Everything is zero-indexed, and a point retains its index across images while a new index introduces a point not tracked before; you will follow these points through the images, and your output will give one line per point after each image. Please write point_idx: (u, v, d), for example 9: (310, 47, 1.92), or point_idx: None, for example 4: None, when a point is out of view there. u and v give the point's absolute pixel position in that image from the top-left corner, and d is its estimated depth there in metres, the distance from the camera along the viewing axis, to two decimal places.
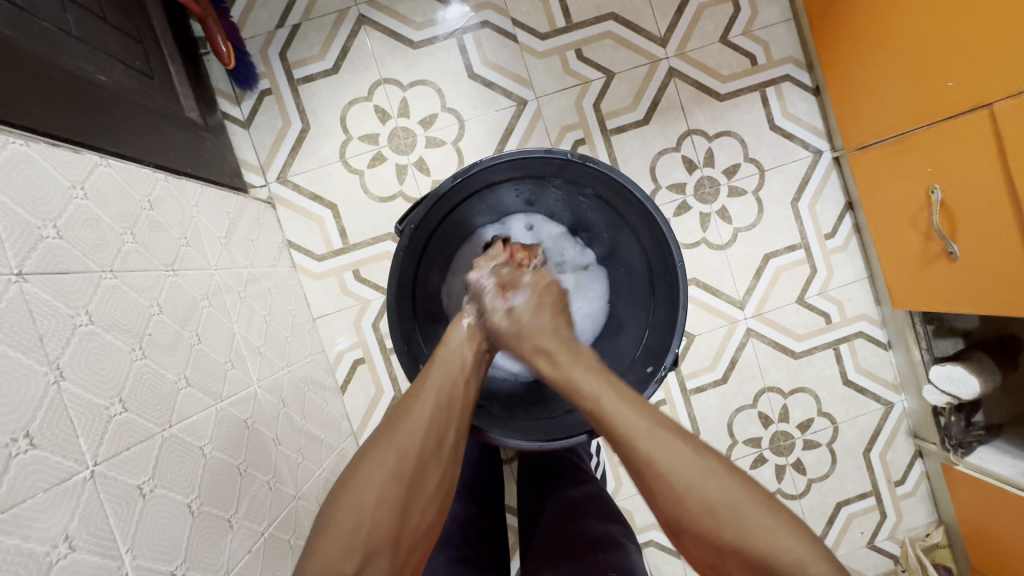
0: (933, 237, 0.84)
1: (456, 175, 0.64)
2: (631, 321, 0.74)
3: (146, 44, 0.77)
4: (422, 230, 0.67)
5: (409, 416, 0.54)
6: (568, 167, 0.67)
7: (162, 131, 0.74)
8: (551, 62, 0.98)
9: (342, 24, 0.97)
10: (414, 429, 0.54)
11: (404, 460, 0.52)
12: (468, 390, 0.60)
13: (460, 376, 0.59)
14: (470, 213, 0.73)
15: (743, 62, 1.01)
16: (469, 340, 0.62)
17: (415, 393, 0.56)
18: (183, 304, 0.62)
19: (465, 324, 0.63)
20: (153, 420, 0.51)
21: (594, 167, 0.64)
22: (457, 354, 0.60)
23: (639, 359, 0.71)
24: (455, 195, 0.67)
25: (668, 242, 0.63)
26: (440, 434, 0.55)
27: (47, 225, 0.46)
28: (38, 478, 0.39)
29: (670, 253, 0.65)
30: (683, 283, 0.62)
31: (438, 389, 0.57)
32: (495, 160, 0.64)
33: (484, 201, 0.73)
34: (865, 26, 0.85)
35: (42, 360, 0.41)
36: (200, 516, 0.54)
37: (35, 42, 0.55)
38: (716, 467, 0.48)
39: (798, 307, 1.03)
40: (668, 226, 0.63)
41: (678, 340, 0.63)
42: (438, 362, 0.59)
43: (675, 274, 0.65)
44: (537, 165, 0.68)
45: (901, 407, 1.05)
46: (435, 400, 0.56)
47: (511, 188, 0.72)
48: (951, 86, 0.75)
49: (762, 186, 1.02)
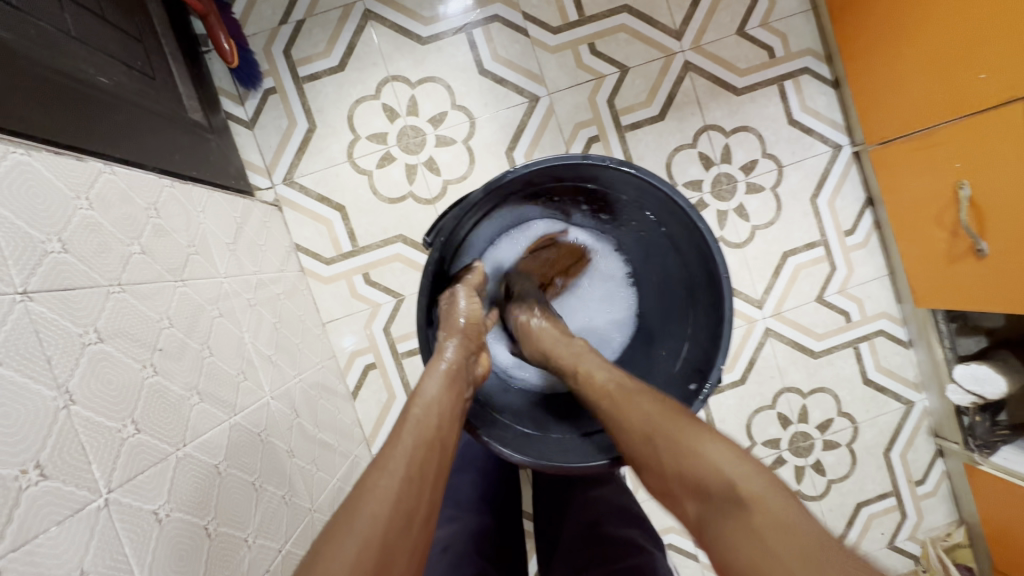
0: (960, 234, 0.82)
1: (487, 185, 0.59)
2: (666, 333, 0.72)
3: (147, 43, 0.75)
4: (451, 239, 0.63)
5: (370, 493, 0.42)
6: (605, 172, 0.63)
7: (165, 134, 0.71)
8: (563, 56, 0.96)
9: (348, 19, 0.94)
10: (377, 510, 0.41)
11: (366, 552, 0.39)
12: (444, 449, 0.50)
13: (435, 437, 0.49)
14: (496, 220, 0.70)
15: (761, 54, 0.98)
16: (445, 389, 0.54)
17: (380, 461, 0.45)
18: (192, 315, 0.60)
19: (443, 367, 0.56)
20: (166, 439, 0.49)
21: (633, 172, 0.61)
22: (434, 409, 0.52)
23: (679, 373, 0.68)
24: (487, 202, 0.64)
25: (712, 253, 0.60)
26: (410, 511, 0.43)
27: (51, 239, 0.44)
28: (51, 511, 0.36)
29: (714, 262, 0.61)
30: (728, 296, 0.60)
31: (407, 455, 0.46)
32: (529, 167, 0.60)
33: (514, 206, 0.69)
34: (889, 15, 0.82)
35: (50, 385, 0.39)
36: (217, 538, 0.52)
37: (33, 44, 0.52)
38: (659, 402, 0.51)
39: (817, 306, 1.01)
40: (713, 237, 0.59)
41: (724, 357, 0.61)
42: (410, 421, 0.50)
43: (719, 287, 0.62)
44: (572, 170, 0.64)
45: (921, 406, 1.04)
46: (405, 471, 0.45)
47: (543, 193, 0.69)
48: (983, 78, 0.72)
49: (781, 182, 0.99)
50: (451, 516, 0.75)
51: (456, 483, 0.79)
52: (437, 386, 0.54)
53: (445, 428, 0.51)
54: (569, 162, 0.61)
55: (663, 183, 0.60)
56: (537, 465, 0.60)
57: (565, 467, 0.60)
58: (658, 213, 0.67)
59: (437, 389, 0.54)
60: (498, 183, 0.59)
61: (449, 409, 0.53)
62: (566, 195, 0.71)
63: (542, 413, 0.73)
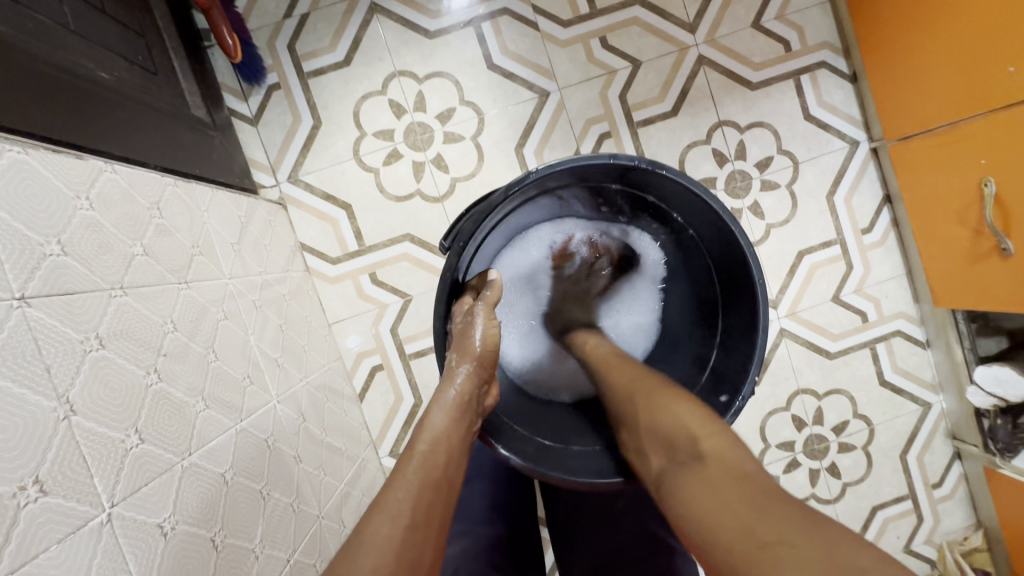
0: (983, 233, 0.80)
1: (509, 186, 0.57)
2: (693, 339, 0.70)
3: (149, 38, 0.73)
4: (471, 244, 0.61)
5: (372, 537, 0.42)
6: (633, 172, 0.60)
7: (168, 132, 0.70)
8: (574, 50, 0.93)
9: (353, 13, 0.91)
10: (379, 560, 0.41)
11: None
12: (446, 495, 0.50)
13: (438, 478, 0.49)
14: (516, 222, 0.67)
15: (776, 48, 0.95)
16: (450, 425, 0.54)
17: (380, 506, 0.45)
18: (197, 318, 0.58)
19: (450, 400, 0.55)
20: (171, 448, 0.47)
21: (666, 174, 0.57)
22: (438, 450, 0.51)
23: (706, 383, 0.66)
24: (509, 205, 0.61)
25: (747, 258, 0.57)
26: (413, 561, 0.43)
27: (49, 241, 0.42)
28: (51, 529, 0.35)
29: (746, 267, 0.59)
30: (763, 304, 0.57)
31: (409, 498, 0.46)
32: (554, 168, 0.56)
33: (536, 206, 0.67)
34: (911, 7, 0.80)
35: (50, 395, 0.37)
36: (225, 550, 0.50)
37: (30, 37, 0.50)
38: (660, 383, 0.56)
39: (833, 306, 0.99)
40: (748, 242, 0.56)
41: (757, 369, 0.59)
42: (416, 458, 0.50)
43: (752, 295, 0.59)
44: (599, 171, 0.61)
45: (939, 408, 1.01)
46: (407, 515, 0.45)
47: (566, 193, 0.66)
48: (1011, 71, 0.70)
49: (796, 179, 0.97)
50: (462, 529, 0.74)
51: (467, 489, 0.78)
52: (444, 421, 0.54)
53: (449, 466, 0.51)
54: (597, 163, 0.57)
55: (695, 184, 0.56)
56: (556, 479, 0.57)
57: (584, 481, 0.58)
58: (689, 217, 0.64)
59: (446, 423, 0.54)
60: (521, 185, 0.57)
61: (454, 444, 0.53)
62: (589, 195, 0.68)
63: (564, 424, 0.69)
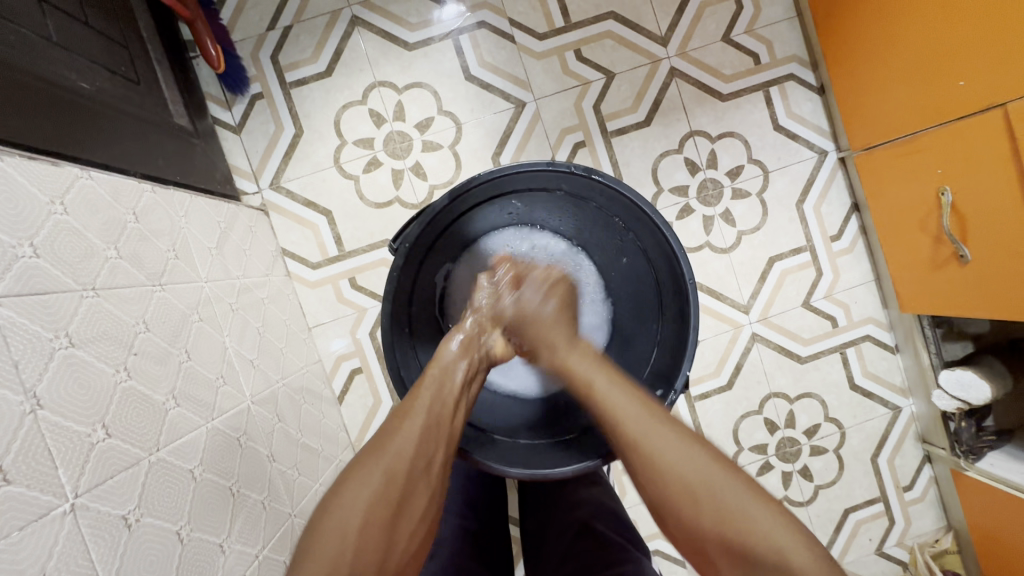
0: (943, 240, 0.82)
1: (452, 192, 0.62)
2: (639, 340, 0.72)
3: (132, 50, 0.75)
4: (419, 247, 0.65)
5: (396, 435, 0.51)
6: (570, 180, 0.65)
7: (151, 140, 0.72)
8: (549, 62, 0.96)
9: (335, 25, 0.94)
10: (403, 449, 0.50)
11: (390, 484, 0.48)
12: (457, 412, 0.58)
13: (450, 395, 0.57)
14: (469, 232, 0.71)
15: (746, 61, 0.98)
16: (461, 358, 0.61)
17: (403, 411, 0.54)
18: (172, 320, 0.60)
19: (453, 345, 0.62)
20: (138, 444, 0.49)
21: (600, 179, 0.63)
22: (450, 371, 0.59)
23: (646, 380, 0.68)
24: (454, 210, 0.65)
25: (676, 255, 0.61)
26: (428, 455, 0.52)
27: (22, 244, 0.44)
28: (13, 516, 0.36)
29: (679, 270, 0.62)
30: (693, 301, 0.60)
31: (427, 408, 0.54)
32: (493, 173, 0.62)
33: (482, 217, 0.70)
34: (873, 20, 0.82)
35: (17, 390, 0.39)
36: (191, 543, 0.51)
37: (12, 49, 0.53)
38: (700, 448, 0.49)
39: (803, 311, 1.01)
40: (676, 240, 0.61)
41: (689, 364, 0.61)
42: (428, 379, 0.57)
43: (684, 294, 0.62)
44: (537, 180, 0.66)
45: (908, 411, 1.03)
46: (426, 420, 0.53)
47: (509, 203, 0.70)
48: (962, 85, 0.72)
49: (766, 187, 1.00)
50: None
51: None
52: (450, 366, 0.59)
53: (458, 391, 0.58)
54: (534, 169, 0.64)
55: (626, 188, 0.61)
56: (541, 475, 0.61)
57: (523, 471, 0.62)
58: (624, 221, 0.67)
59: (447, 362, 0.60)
60: (463, 188, 0.62)
61: (463, 377, 0.59)
62: (539, 206, 0.72)
63: (521, 421, 0.73)
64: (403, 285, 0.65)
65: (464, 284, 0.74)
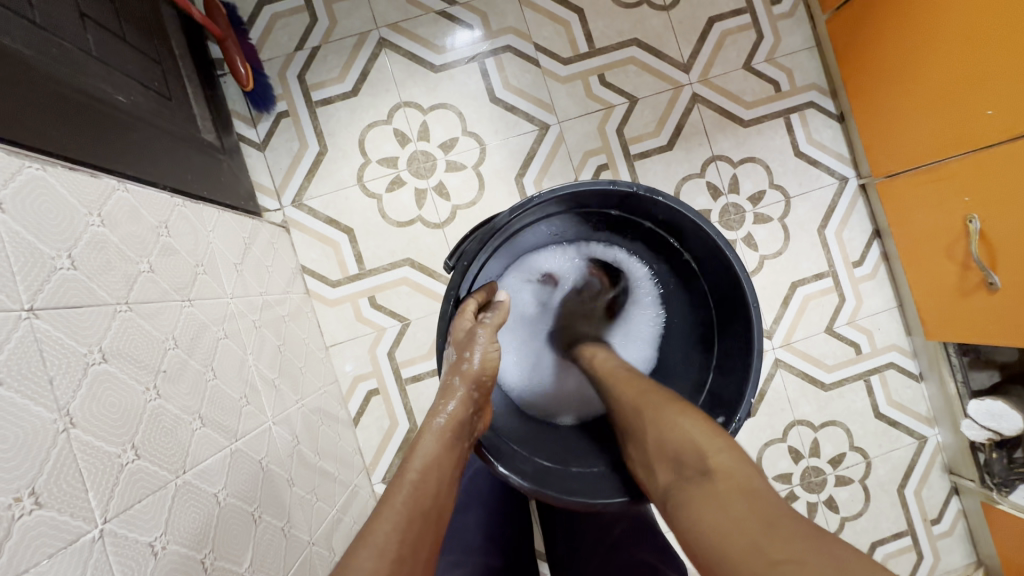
0: (971, 268, 0.82)
1: (514, 208, 0.58)
2: (694, 364, 0.71)
3: (165, 66, 0.75)
4: (477, 261, 0.62)
5: (356, 573, 0.41)
6: (633, 199, 0.63)
7: (180, 154, 0.71)
8: (573, 86, 0.97)
9: (363, 47, 0.95)
10: None
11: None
12: (433, 535, 0.48)
13: (426, 513, 0.48)
14: (521, 243, 0.69)
15: (767, 88, 1.00)
16: (441, 453, 0.53)
17: (367, 538, 0.44)
18: (198, 336, 0.58)
19: (434, 433, 0.54)
20: (165, 467, 0.47)
21: (664, 201, 0.60)
22: (430, 475, 0.51)
23: (703, 406, 0.67)
24: (513, 226, 0.62)
25: (741, 282, 0.59)
26: None
27: (61, 255, 0.43)
28: (43, 543, 0.34)
29: (743, 297, 0.60)
30: (757, 328, 0.59)
31: (397, 535, 0.45)
32: (558, 192, 0.58)
33: (537, 232, 0.69)
34: (895, 50, 0.84)
35: (51, 407, 0.37)
36: (214, 572, 0.49)
37: (51, 61, 0.52)
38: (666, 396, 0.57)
39: (827, 337, 1.00)
40: (742, 267, 0.58)
41: (752, 391, 0.59)
42: (394, 497, 0.48)
43: (747, 320, 0.61)
44: (598, 197, 0.64)
45: (934, 442, 1.01)
46: (393, 551, 0.44)
47: (566, 219, 0.68)
48: (989, 114, 0.73)
49: (788, 213, 1.00)
50: (458, 557, 0.73)
51: (462, 517, 0.76)
52: (434, 455, 0.53)
53: (435, 500, 0.50)
54: (602, 190, 0.60)
55: (699, 216, 0.59)
56: (557, 499, 0.57)
57: (581, 502, 0.57)
58: (681, 241, 0.66)
59: (425, 464, 0.51)
60: (524, 208, 0.59)
61: (437, 475, 0.51)
62: (591, 220, 0.70)
63: (563, 447, 0.70)
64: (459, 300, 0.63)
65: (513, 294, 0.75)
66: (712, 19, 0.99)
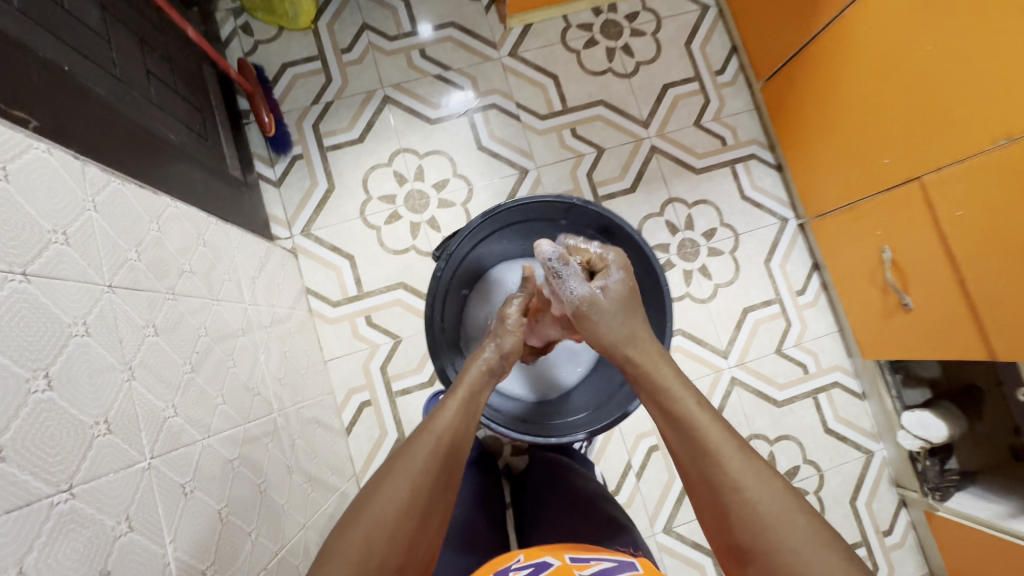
0: (889, 292, 0.95)
1: (484, 213, 0.72)
2: None
3: (204, 113, 0.90)
4: (453, 259, 0.75)
5: (417, 450, 0.52)
6: (573, 210, 0.77)
7: (213, 185, 0.84)
8: (549, 137, 1.13)
9: (369, 102, 1.11)
10: (427, 466, 0.52)
11: (414, 499, 0.49)
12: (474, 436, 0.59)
13: (471, 417, 0.59)
14: (486, 250, 0.82)
15: (715, 142, 1.16)
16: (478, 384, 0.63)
17: (428, 428, 0.55)
18: (223, 330, 0.69)
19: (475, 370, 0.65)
20: (196, 428, 0.56)
21: (594, 209, 0.74)
22: (472, 395, 0.61)
23: None
24: (479, 231, 0.76)
25: (656, 269, 0.72)
26: (448, 475, 0.53)
27: (131, 249, 0.54)
28: (112, 459, 0.43)
29: (660, 282, 0.73)
30: (670, 304, 0.71)
31: (451, 428, 0.56)
32: (513, 203, 0.73)
33: (499, 242, 0.82)
34: (815, 112, 1.01)
35: (121, 361, 0.47)
36: (228, 524, 0.57)
37: (125, 105, 0.65)
38: (800, 514, 0.47)
39: (777, 358, 1.11)
40: (655, 256, 0.72)
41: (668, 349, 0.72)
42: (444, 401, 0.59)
43: (664, 300, 0.73)
44: (546, 209, 0.78)
45: (880, 456, 1.11)
46: (447, 440, 0.54)
47: (522, 231, 0.82)
48: (887, 163, 0.88)
49: (737, 247, 1.14)
50: None
51: None
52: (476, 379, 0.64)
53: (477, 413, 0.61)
54: (546, 201, 0.74)
55: (624, 223, 0.73)
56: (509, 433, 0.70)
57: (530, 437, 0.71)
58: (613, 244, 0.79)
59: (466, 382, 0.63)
60: (488, 216, 0.73)
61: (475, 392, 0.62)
62: (542, 231, 0.83)
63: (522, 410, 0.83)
64: (437, 294, 0.75)
65: (480, 296, 0.87)
66: (666, 86, 1.17)
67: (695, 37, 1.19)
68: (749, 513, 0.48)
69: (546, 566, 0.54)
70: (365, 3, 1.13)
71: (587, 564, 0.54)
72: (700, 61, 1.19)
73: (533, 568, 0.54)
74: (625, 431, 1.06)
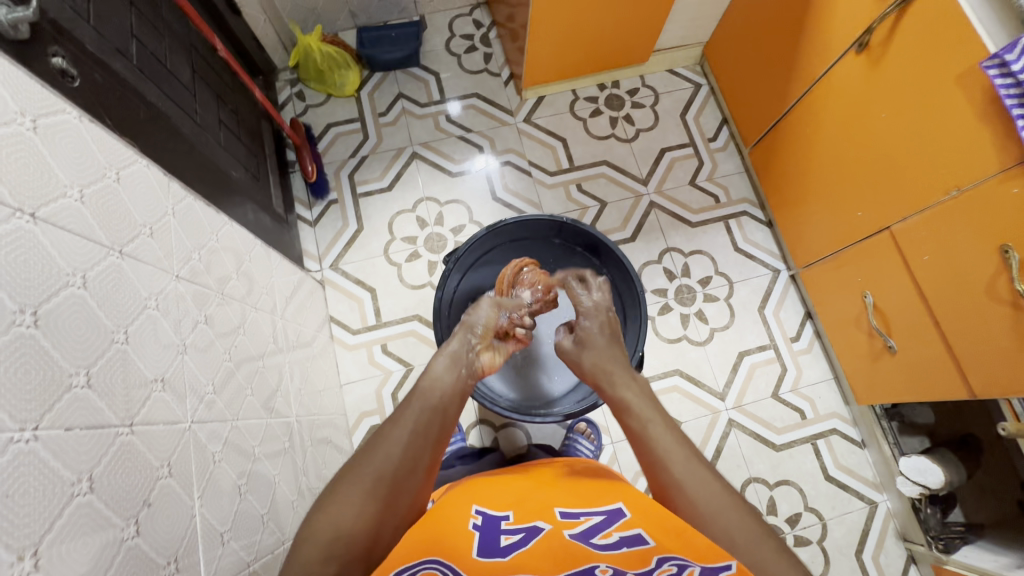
0: (875, 336, 1.00)
1: (487, 228, 0.82)
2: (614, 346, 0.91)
3: (259, 159, 1.05)
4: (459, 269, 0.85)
5: (387, 439, 0.57)
6: (566, 228, 0.87)
7: (260, 217, 0.97)
8: (557, 191, 1.26)
9: (399, 157, 1.27)
10: (390, 452, 0.56)
11: (379, 484, 0.54)
12: (446, 423, 0.63)
13: (438, 406, 0.63)
14: (491, 265, 0.92)
15: (708, 200, 1.28)
16: (447, 370, 0.68)
17: (395, 420, 0.60)
18: (256, 334, 0.78)
19: (441, 359, 0.69)
20: (228, 411, 0.64)
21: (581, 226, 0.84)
22: (437, 385, 0.65)
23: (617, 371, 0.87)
24: (484, 244, 0.86)
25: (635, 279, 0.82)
26: (415, 460, 0.57)
27: (194, 253, 0.65)
28: (163, 413, 0.51)
29: (640, 294, 0.83)
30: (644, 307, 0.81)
31: (415, 418, 0.60)
32: (515, 220, 0.84)
33: (503, 257, 0.92)
34: (796, 172, 1.11)
35: (178, 338, 0.57)
36: (245, 501, 0.63)
37: (201, 143, 0.80)
38: (733, 505, 0.53)
39: (773, 402, 1.15)
40: (634, 268, 0.81)
41: (640, 345, 0.82)
42: (418, 393, 0.64)
43: (641, 307, 0.83)
44: (543, 227, 0.88)
45: (885, 507, 1.10)
46: (412, 428, 0.59)
47: (523, 248, 0.92)
48: (861, 215, 0.97)
49: (732, 294, 1.21)
50: None
51: None
52: (441, 371, 0.67)
53: (448, 405, 0.64)
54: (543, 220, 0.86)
55: (608, 240, 0.82)
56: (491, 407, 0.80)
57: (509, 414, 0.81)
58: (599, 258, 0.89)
59: (436, 376, 0.66)
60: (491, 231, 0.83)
61: (451, 387, 0.66)
62: (536, 250, 0.94)
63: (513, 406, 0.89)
64: (442, 299, 0.84)
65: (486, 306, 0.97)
66: (663, 149, 1.31)
67: (689, 109, 1.35)
68: (692, 506, 0.53)
69: (538, 530, 0.54)
70: (401, 77, 1.32)
71: (578, 520, 0.55)
72: (694, 129, 1.33)
73: (524, 534, 0.54)
74: (624, 467, 1.08)
